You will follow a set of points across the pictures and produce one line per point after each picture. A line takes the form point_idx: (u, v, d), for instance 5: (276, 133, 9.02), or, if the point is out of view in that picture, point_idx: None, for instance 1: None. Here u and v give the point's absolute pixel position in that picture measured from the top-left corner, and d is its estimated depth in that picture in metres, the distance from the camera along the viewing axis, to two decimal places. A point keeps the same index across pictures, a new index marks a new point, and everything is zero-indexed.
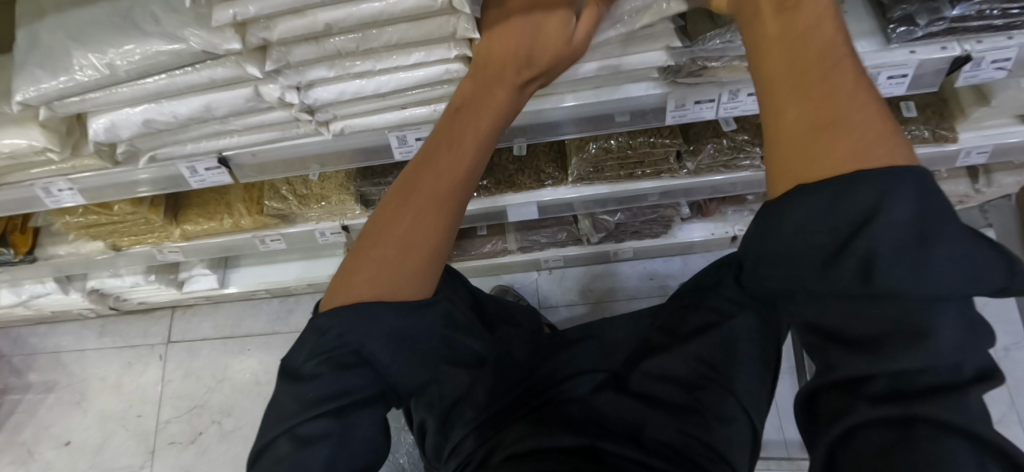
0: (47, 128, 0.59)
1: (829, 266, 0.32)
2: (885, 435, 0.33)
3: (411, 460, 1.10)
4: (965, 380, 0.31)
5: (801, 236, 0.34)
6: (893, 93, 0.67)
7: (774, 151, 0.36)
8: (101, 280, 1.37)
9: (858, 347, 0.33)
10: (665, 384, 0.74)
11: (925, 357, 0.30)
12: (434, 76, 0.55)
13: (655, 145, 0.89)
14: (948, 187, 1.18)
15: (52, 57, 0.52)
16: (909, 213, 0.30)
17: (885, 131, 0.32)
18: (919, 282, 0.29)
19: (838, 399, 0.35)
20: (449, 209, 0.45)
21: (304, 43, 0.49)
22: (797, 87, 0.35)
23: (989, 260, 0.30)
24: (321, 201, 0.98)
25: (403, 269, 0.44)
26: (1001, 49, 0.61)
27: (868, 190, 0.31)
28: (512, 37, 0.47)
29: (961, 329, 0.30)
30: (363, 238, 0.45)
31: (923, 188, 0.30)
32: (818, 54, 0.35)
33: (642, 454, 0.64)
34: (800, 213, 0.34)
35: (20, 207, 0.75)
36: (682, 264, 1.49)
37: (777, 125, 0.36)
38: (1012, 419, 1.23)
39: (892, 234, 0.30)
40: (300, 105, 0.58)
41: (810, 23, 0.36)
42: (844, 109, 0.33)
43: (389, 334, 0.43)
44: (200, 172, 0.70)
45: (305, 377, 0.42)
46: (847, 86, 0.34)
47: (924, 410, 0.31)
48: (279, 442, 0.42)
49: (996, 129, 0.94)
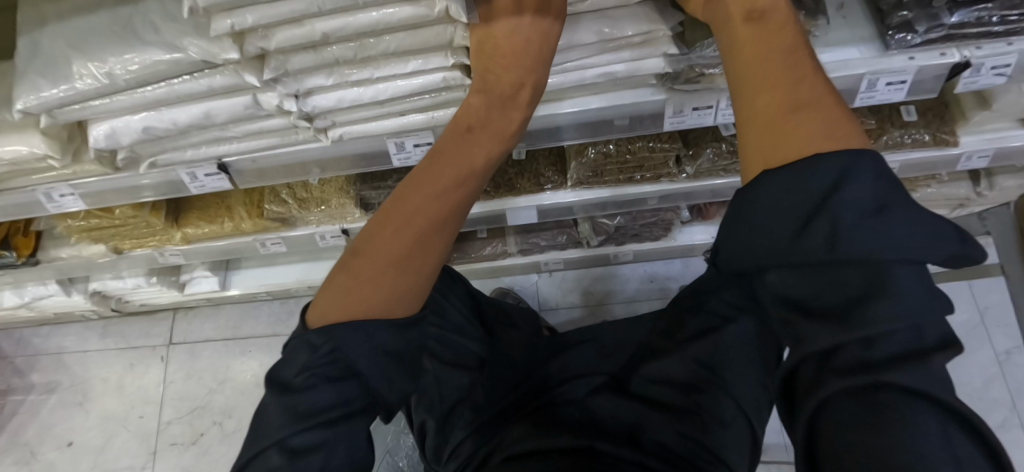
0: (48, 135, 0.59)
1: (801, 237, 0.34)
2: (851, 404, 0.32)
3: (410, 463, 1.07)
4: (931, 347, 0.30)
5: (774, 213, 0.36)
6: (892, 99, 0.67)
7: (753, 149, 0.40)
8: (104, 282, 1.38)
9: (827, 317, 0.32)
10: (665, 387, 0.74)
11: (894, 323, 0.30)
12: (431, 84, 0.55)
13: (654, 149, 0.89)
14: (949, 190, 1.17)
15: (53, 65, 0.52)
16: (867, 189, 0.33)
17: (840, 121, 0.37)
18: (880, 245, 0.31)
19: (810, 374, 0.33)
20: (448, 220, 0.47)
21: (302, 52, 0.50)
22: (767, 94, 0.40)
23: (945, 232, 0.32)
24: (322, 204, 0.98)
25: (406, 264, 0.45)
26: (1001, 55, 0.60)
27: (820, 171, 0.34)
28: (515, 53, 0.46)
29: (926, 298, 0.31)
30: (357, 253, 0.46)
31: (873, 166, 0.34)
32: (784, 64, 0.40)
33: (642, 455, 0.64)
34: (773, 189, 0.36)
35: (22, 211, 0.75)
36: (683, 266, 1.49)
37: (751, 124, 0.40)
38: (1013, 423, 1.23)
39: (850, 206, 0.32)
40: (298, 113, 0.58)
41: (775, 37, 0.41)
42: (808, 109, 0.38)
43: (384, 351, 0.43)
44: (200, 178, 0.70)
45: (296, 388, 0.41)
46: (808, 93, 0.39)
47: (892, 377, 0.30)
48: (268, 454, 0.40)
49: (998, 132, 0.93)
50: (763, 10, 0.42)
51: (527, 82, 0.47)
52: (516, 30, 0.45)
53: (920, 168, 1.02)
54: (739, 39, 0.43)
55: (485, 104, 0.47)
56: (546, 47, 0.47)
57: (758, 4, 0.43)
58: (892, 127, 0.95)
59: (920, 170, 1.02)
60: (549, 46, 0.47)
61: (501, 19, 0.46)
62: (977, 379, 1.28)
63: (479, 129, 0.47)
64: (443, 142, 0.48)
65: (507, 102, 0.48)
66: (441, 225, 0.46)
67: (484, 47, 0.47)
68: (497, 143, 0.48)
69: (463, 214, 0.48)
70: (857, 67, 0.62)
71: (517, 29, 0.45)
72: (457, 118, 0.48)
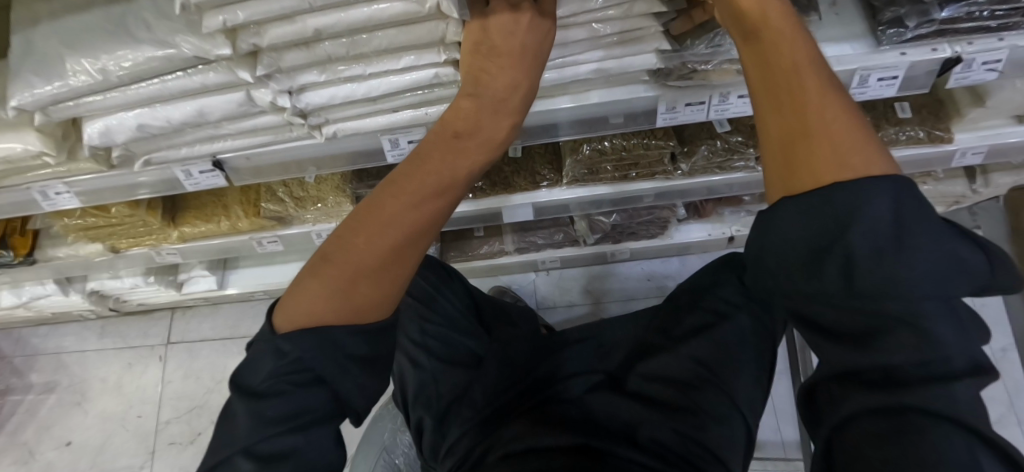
0: (43, 133, 0.59)
1: (816, 270, 0.34)
2: (876, 424, 0.33)
3: (407, 461, 0.97)
4: (958, 373, 0.32)
5: (789, 242, 0.36)
6: (884, 94, 0.67)
7: (771, 174, 0.39)
8: (101, 281, 1.38)
9: (849, 342, 0.35)
10: (662, 385, 0.74)
11: (917, 351, 0.32)
12: (423, 80, 0.56)
13: (649, 146, 0.89)
14: (946, 188, 1.18)
15: (46, 63, 0.52)
16: (887, 216, 0.32)
17: (859, 138, 0.35)
18: (899, 276, 0.32)
19: (836, 388, 0.36)
20: (427, 227, 0.45)
21: (295, 48, 0.50)
22: (779, 111, 0.38)
23: (964, 256, 0.33)
24: (318, 202, 0.99)
25: (373, 271, 0.44)
26: (992, 50, 0.61)
27: (841, 197, 0.33)
28: (510, 54, 0.45)
29: (952, 326, 0.32)
30: (325, 260, 0.44)
31: (893, 188, 0.33)
32: (792, 74, 0.38)
33: (639, 454, 0.63)
34: (788, 218, 0.36)
35: (19, 210, 0.76)
36: (680, 264, 1.50)
37: (769, 144, 0.38)
38: (1011, 421, 1.24)
39: (870, 236, 0.32)
40: (292, 109, 0.58)
41: (781, 44, 0.38)
42: (822, 123, 0.36)
43: (348, 357, 0.43)
44: (195, 175, 0.70)
45: (261, 393, 0.41)
46: (818, 106, 0.36)
47: (916, 399, 0.32)
48: (234, 461, 0.40)
49: (993, 129, 0.94)
50: (758, 24, 0.39)
51: (520, 89, 0.46)
52: (511, 36, 0.44)
53: (916, 165, 1.02)
54: (744, 59, 0.41)
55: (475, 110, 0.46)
56: (542, 54, 0.46)
57: (748, 12, 0.39)
58: (887, 124, 0.95)
59: (916, 167, 1.02)
60: (544, 50, 0.47)
61: (498, 19, 0.45)
62: None
63: (466, 135, 0.46)
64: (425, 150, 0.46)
65: (495, 108, 0.46)
66: (415, 231, 0.44)
67: (473, 47, 0.47)
68: (482, 151, 0.46)
69: (444, 220, 0.46)
70: (849, 63, 0.62)
71: (509, 38, 0.45)
72: (444, 123, 0.46)
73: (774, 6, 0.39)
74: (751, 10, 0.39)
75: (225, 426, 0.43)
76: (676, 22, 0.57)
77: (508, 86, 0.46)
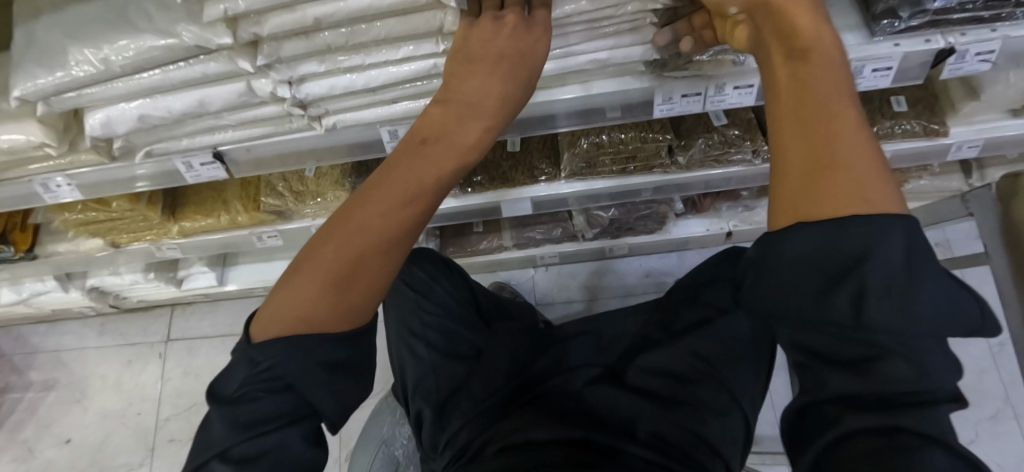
0: (45, 124, 0.60)
1: (822, 300, 0.33)
2: (870, 444, 0.33)
3: (407, 455, 0.99)
4: (942, 398, 0.32)
5: (801, 270, 0.34)
6: (879, 85, 0.67)
7: (780, 198, 0.36)
8: (101, 278, 1.38)
9: (848, 366, 0.34)
10: (659, 378, 0.75)
11: (911, 380, 0.32)
12: (422, 71, 0.56)
13: (646, 139, 0.91)
14: (942, 182, 1.18)
15: (49, 53, 0.53)
16: (896, 254, 0.31)
17: (880, 179, 0.33)
18: (908, 313, 0.31)
19: (829, 407, 0.36)
20: (397, 240, 0.43)
21: (295, 38, 0.51)
22: (803, 140, 0.35)
23: (963, 294, 0.33)
24: (317, 197, 0.99)
25: (335, 286, 0.42)
26: (984, 41, 0.61)
27: (856, 236, 0.32)
28: (488, 58, 0.43)
29: (943, 357, 0.32)
30: (297, 270, 0.43)
31: (907, 232, 0.31)
32: (824, 105, 0.35)
33: (643, 449, 0.62)
34: (796, 243, 0.34)
35: (20, 203, 0.76)
36: (678, 260, 1.50)
37: (783, 170, 0.36)
38: (1007, 415, 1.25)
39: (884, 271, 0.31)
40: (292, 100, 0.58)
41: (815, 74, 0.36)
42: (845, 158, 0.33)
43: (320, 364, 0.41)
44: (196, 167, 0.71)
45: (235, 400, 0.41)
46: (848, 142, 0.34)
47: (910, 421, 0.32)
48: (211, 464, 0.40)
49: (987, 123, 0.95)
50: (806, 46, 0.37)
51: (501, 101, 0.44)
52: (490, 44, 0.44)
53: (911, 159, 1.02)
54: (777, 77, 0.38)
55: (442, 118, 0.43)
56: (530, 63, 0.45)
57: (800, 34, 0.37)
58: (882, 117, 0.96)
59: (912, 161, 1.02)
60: (539, 57, 0.46)
61: (479, 29, 0.45)
62: (972, 371, 1.30)
63: (433, 142, 0.43)
64: (394, 158, 0.43)
65: (469, 114, 0.43)
66: (388, 243, 0.42)
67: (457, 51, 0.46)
68: (459, 155, 0.43)
69: (414, 233, 0.44)
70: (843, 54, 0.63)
71: (490, 47, 0.44)
72: (413, 133, 0.45)
73: (822, 35, 0.37)
74: (806, 30, 0.37)
75: (205, 429, 0.43)
76: (658, 32, 0.58)
77: (485, 91, 0.44)
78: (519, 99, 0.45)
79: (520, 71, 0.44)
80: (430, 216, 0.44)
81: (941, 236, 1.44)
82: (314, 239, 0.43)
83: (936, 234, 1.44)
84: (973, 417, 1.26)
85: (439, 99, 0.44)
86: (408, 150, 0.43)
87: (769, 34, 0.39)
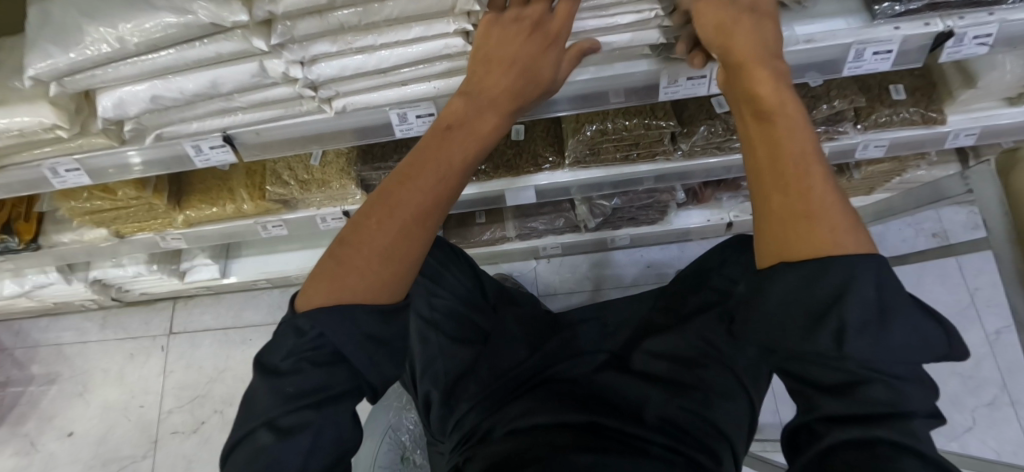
0: (56, 106, 0.61)
1: (808, 333, 0.35)
2: (852, 456, 0.35)
3: (412, 440, 1.03)
4: (917, 413, 0.34)
5: (784, 303, 0.36)
6: (878, 68, 0.69)
7: (767, 237, 0.37)
8: (103, 270, 1.38)
9: (831, 390, 0.36)
10: (665, 362, 0.75)
11: (888, 403, 0.34)
12: (432, 51, 0.57)
13: (650, 126, 0.92)
14: (939, 171, 1.20)
15: (65, 33, 0.54)
16: (870, 289, 0.33)
17: (852, 224, 0.35)
18: (878, 346, 0.33)
19: (818, 421, 0.38)
20: (430, 217, 0.44)
21: (308, 17, 0.52)
22: (778, 179, 0.37)
23: (931, 331, 0.35)
24: (323, 186, 0.99)
25: (374, 268, 0.43)
26: (983, 24, 0.62)
27: (831, 267, 0.33)
28: (507, 57, 0.50)
29: (912, 380, 0.34)
30: (341, 243, 0.44)
31: (874, 267, 0.33)
32: (798, 155, 0.37)
33: (651, 433, 0.63)
34: (783, 284, 0.35)
35: (29, 188, 0.76)
36: (679, 251, 1.52)
37: (762, 208, 0.38)
38: (1003, 402, 1.27)
39: (861, 308, 0.33)
40: (304, 80, 0.59)
41: (784, 127, 0.38)
42: (817, 199, 0.35)
43: (367, 336, 0.42)
44: (205, 151, 0.71)
45: (283, 372, 0.42)
46: (819, 192, 0.35)
47: (886, 432, 0.34)
48: (258, 433, 0.42)
49: (983, 111, 0.96)
50: (771, 109, 0.40)
51: (516, 92, 0.50)
52: (508, 49, 0.50)
53: (908, 146, 1.03)
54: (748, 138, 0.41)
55: (468, 109, 0.48)
56: (545, 60, 0.51)
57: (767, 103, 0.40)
58: (881, 105, 0.97)
59: (909, 149, 1.03)
60: (549, 64, 0.51)
61: (500, 29, 0.51)
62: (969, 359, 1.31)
63: (457, 127, 0.47)
64: (424, 143, 0.47)
65: (487, 104, 0.49)
66: (403, 238, 0.43)
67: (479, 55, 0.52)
68: (477, 139, 0.47)
69: (442, 217, 0.46)
70: (844, 37, 0.64)
71: (507, 47, 0.50)
72: (439, 120, 0.49)
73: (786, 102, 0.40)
74: (771, 95, 0.40)
75: (250, 399, 0.44)
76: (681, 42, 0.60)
77: (500, 88, 0.49)
78: (540, 81, 0.51)
79: (530, 69, 0.50)
80: (451, 204, 0.46)
81: (938, 226, 1.46)
82: (346, 229, 0.45)
83: (933, 225, 1.46)
84: (970, 404, 1.28)
85: (469, 99, 0.49)
86: (436, 137, 0.47)
87: (739, 93, 0.43)
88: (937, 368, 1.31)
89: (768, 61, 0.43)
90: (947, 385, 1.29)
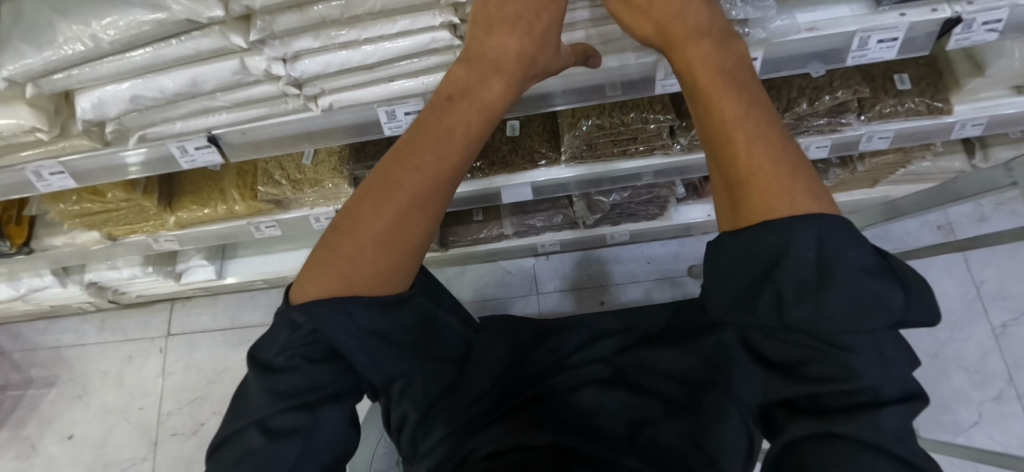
0: (35, 107, 0.59)
1: (754, 306, 0.40)
2: (808, 446, 0.37)
3: None
4: (882, 400, 0.36)
5: (735, 275, 0.41)
6: (884, 57, 0.66)
7: (722, 205, 0.43)
8: (99, 272, 1.37)
9: (789, 374, 0.40)
10: (666, 378, 0.65)
11: (841, 378, 0.37)
12: (419, 45, 0.55)
13: (648, 120, 0.89)
14: (944, 162, 1.18)
15: (37, 31, 0.52)
16: (810, 252, 0.37)
17: (783, 176, 0.39)
18: (821, 322, 0.36)
19: (784, 413, 0.41)
20: (443, 186, 0.46)
21: (288, 11, 0.50)
22: (728, 160, 0.41)
23: (891, 298, 0.36)
24: (316, 185, 0.97)
25: (385, 245, 0.44)
26: (992, 10, 0.59)
27: (774, 229, 0.38)
28: (510, 18, 0.47)
29: (874, 356, 0.36)
30: (338, 231, 0.45)
31: (812, 228, 0.37)
32: (727, 121, 0.41)
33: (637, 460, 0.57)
34: (730, 254, 0.41)
35: (13, 191, 0.75)
36: (680, 246, 1.50)
37: (722, 192, 0.42)
38: (1010, 396, 1.25)
39: (796, 272, 0.37)
40: (286, 78, 0.58)
41: (716, 96, 0.43)
42: (766, 174, 0.39)
43: (362, 330, 0.43)
44: (191, 151, 0.70)
45: (277, 368, 0.42)
46: (749, 155, 0.40)
47: (844, 428, 0.36)
48: (248, 432, 0.41)
49: (991, 100, 0.93)
50: (697, 80, 0.44)
51: (519, 60, 0.49)
52: (504, 6, 0.47)
53: (913, 137, 1.00)
54: (693, 107, 0.45)
55: (471, 78, 0.48)
56: (547, 23, 0.48)
57: (695, 73, 0.44)
58: (886, 96, 0.95)
59: (913, 140, 1.01)
60: (551, 23, 0.48)
61: None
62: (975, 352, 1.29)
63: (458, 98, 0.48)
64: (425, 118, 0.48)
65: (489, 73, 0.48)
66: (403, 221, 0.44)
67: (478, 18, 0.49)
68: (480, 110, 0.48)
69: (454, 185, 0.48)
70: (848, 25, 0.62)
71: (507, 10, 0.47)
72: (441, 89, 0.50)
73: (708, 66, 0.44)
74: (700, 63, 0.44)
75: (243, 398, 0.43)
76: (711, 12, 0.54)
77: (505, 52, 0.48)
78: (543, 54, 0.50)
79: (526, 32, 0.47)
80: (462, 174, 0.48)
81: (943, 218, 1.43)
82: (346, 213, 0.45)
83: (938, 217, 1.44)
84: (976, 398, 1.26)
85: (470, 68, 0.49)
86: (437, 109, 0.48)
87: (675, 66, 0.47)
88: (942, 362, 1.29)
89: (701, 36, 0.45)
90: (952, 379, 1.27)
